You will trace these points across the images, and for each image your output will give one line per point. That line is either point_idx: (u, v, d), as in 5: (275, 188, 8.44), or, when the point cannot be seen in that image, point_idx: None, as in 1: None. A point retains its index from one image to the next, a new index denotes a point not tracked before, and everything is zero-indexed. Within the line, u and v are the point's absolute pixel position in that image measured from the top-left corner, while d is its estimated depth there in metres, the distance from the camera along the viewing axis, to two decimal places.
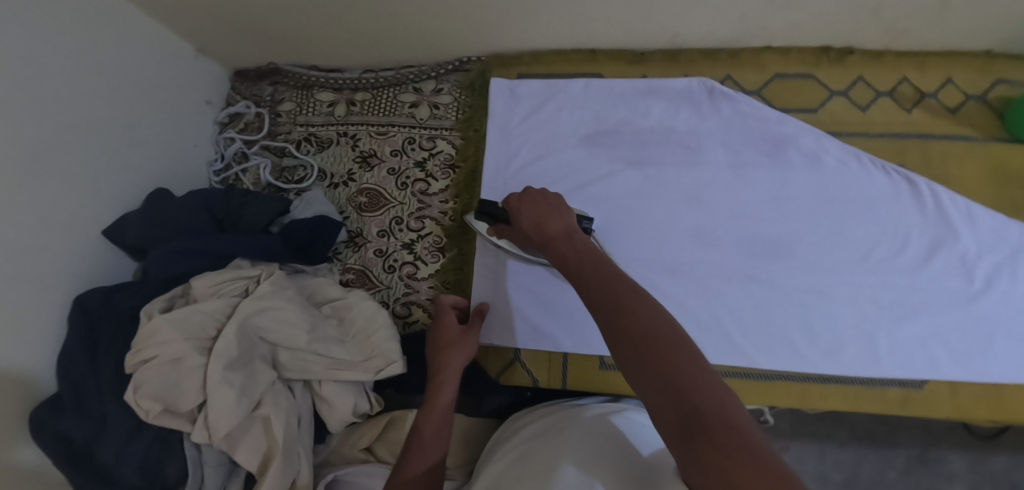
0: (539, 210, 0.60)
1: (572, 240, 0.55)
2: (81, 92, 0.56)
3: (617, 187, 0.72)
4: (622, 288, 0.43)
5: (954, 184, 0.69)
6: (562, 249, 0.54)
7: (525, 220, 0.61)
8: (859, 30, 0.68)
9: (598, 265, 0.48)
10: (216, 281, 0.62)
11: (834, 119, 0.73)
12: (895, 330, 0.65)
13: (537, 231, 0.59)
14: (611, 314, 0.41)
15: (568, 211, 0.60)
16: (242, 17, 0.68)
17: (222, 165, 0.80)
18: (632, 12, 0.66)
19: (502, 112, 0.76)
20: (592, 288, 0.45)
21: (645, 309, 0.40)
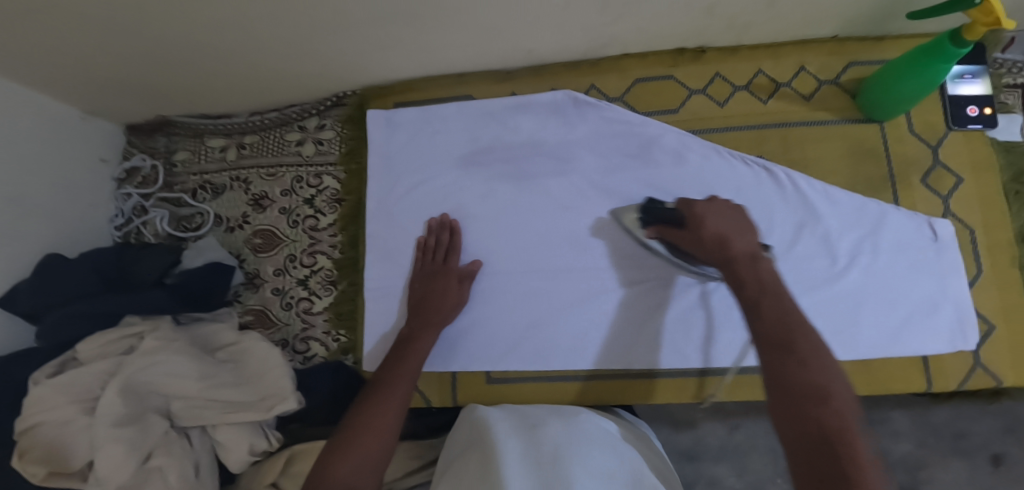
0: (725, 227, 0.58)
1: (755, 263, 0.53)
2: None
3: (493, 198, 0.78)
4: (800, 338, 0.45)
5: (815, 169, 0.74)
6: (745, 272, 0.53)
7: (709, 231, 0.58)
8: (702, 29, 0.71)
9: (777, 299, 0.49)
10: (102, 343, 0.67)
11: (696, 117, 0.77)
12: None
13: (717, 245, 0.57)
14: (780, 353, 0.45)
15: (756, 234, 0.58)
16: (126, 79, 0.77)
17: (123, 220, 0.90)
18: (476, 34, 0.71)
19: (383, 139, 0.82)
20: (768, 320, 0.48)
21: (824, 365, 0.43)
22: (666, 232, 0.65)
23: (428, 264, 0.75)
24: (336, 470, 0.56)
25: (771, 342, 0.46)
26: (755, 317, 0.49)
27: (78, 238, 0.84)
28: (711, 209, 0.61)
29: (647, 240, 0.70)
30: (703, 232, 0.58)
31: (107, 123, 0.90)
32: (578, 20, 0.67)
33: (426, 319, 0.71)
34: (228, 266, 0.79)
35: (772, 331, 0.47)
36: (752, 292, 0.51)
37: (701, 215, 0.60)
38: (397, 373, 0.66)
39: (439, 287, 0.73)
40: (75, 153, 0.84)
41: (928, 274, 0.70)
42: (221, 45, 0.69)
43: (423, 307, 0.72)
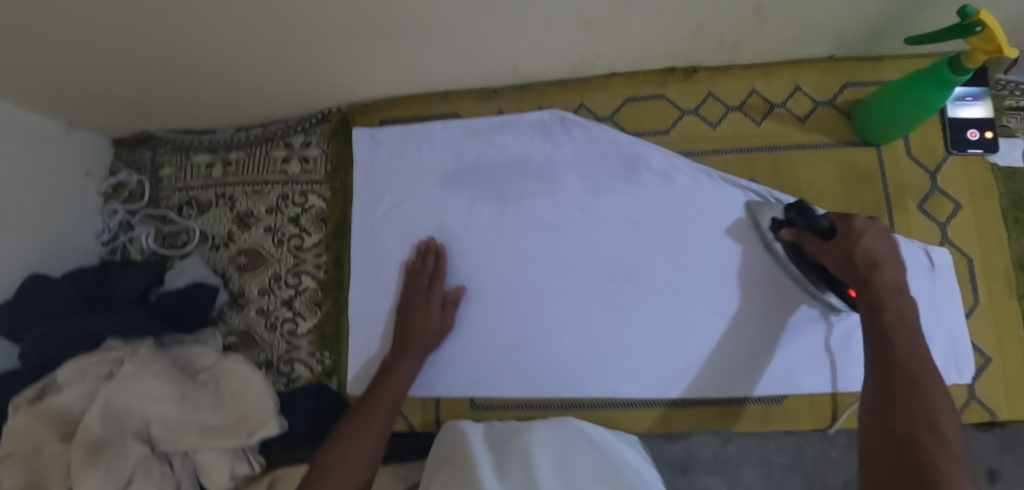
0: (884, 249, 0.53)
1: (900, 295, 0.51)
2: None
3: (478, 220, 0.76)
4: (931, 384, 0.46)
5: (807, 194, 0.72)
6: (888, 301, 0.51)
7: (860, 249, 0.53)
8: (694, 50, 0.69)
9: (914, 345, 0.49)
10: (77, 370, 0.65)
11: (687, 138, 0.75)
12: (762, 343, 0.70)
13: (867, 266, 0.52)
14: (891, 413, 0.45)
15: (901, 260, 0.54)
16: (107, 96, 0.76)
17: (109, 236, 0.89)
18: (461, 52, 0.69)
19: (368, 158, 0.80)
20: (900, 361, 0.48)
21: (942, 404, 0.45)
22: (806, 240, 0.60)
23: (411, 287, 0.74)
24: None
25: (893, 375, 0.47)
26: (887, 355, 0.49)
27: (64, 254, 0.82)
28: (871, 229, 0.54)
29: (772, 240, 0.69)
30: (855, 247, 0.54)
31: (93, 135, 0.88)
32: (566, 38, 0.65)
33: (404, 349, 0.71)
34: (213, 287, 0.79)
35: (903, 372, 0.47)
36: (890, 334, 0.50)
37: (860, 235, 0.54)
38: (375, 400, 0.67)
39: (420, 315, 0.71)
40: (58, 166, 0.81)
41: (924, 302, 0.67)
42: (200, 60, 0.67)
43: (402, 332, 0.72)
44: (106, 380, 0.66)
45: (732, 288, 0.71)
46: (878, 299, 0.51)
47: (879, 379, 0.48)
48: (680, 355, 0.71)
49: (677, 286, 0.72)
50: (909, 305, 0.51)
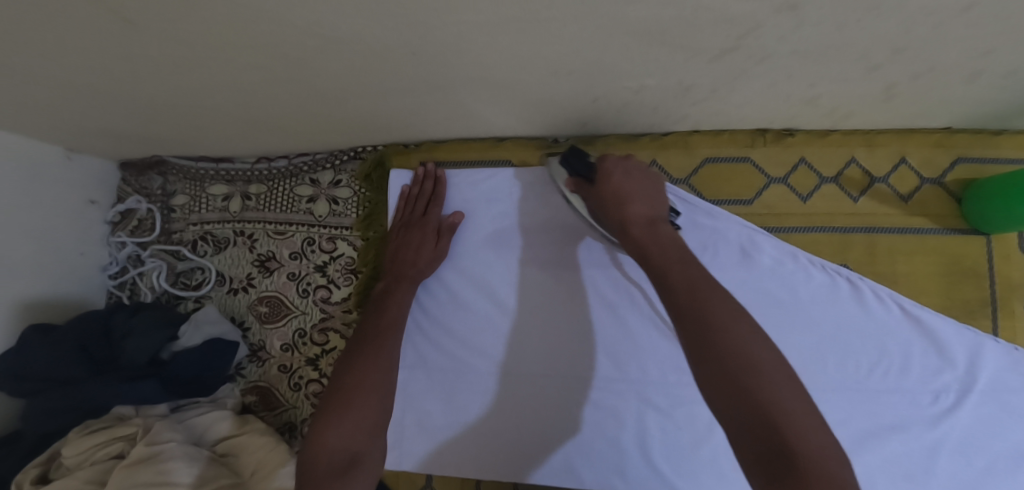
0: (633, 189, 0.55)
1: (653, 228, 0.50)
2: None
3: (527, 286, 0.69)
4: (716, 297, 0.41)
5: (903, 285, 0.64)
6: (644, 238, 0.50)
7: (610, 189, 0.55)
8: (793, 116, 0.60)
9: (684, 264, 0.45)
10: (85, 448, 0.60)
11: (770, 211, 0.66)
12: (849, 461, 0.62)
13: (618, 207, 0.54)
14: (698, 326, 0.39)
15: (660, 201, 0.55)
16: (116, 125, 0.68)
17: (117, 269, 0.81)
18: (524, 105, 0.60)
19: (409, 190, 0.71)
20: (676, 276, 0.43)
21: (730, 318, 0.39)
22: (582, 190, 0.61)
23: (406, 214, 0.71)
24: (325, 440, 0.51)
25: (679, 306, 0.41)
26: (665, 285, 0.44)
27: (66, 296, 0.76)
28: (620, 169, 0.57)
29: (568, 194, 0.64)
30: (606, 190, 0.56)
31: (97, 158, 0.79)
32: (651, 100, 0.56)
33: (396, 274, 0.67)
34: (231, 342, 0.72)
35: (681, 300, 0.41)
36: (654, 256, 0.47)
37: (609, 175, 0.56)
38: (382, 324, 0.63)
39: (413, 241, 0.68)
40: (57, 199, 0.73)
41: (1020, 421, 0.61)
42: (222, 94, 0.59)
43: (396, 257, 0.68)
44: (117, 461, 0.60)
45: None
46: (632, 246, 0.51)
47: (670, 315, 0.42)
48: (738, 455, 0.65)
49: None
50: (667, 231, 0.50)
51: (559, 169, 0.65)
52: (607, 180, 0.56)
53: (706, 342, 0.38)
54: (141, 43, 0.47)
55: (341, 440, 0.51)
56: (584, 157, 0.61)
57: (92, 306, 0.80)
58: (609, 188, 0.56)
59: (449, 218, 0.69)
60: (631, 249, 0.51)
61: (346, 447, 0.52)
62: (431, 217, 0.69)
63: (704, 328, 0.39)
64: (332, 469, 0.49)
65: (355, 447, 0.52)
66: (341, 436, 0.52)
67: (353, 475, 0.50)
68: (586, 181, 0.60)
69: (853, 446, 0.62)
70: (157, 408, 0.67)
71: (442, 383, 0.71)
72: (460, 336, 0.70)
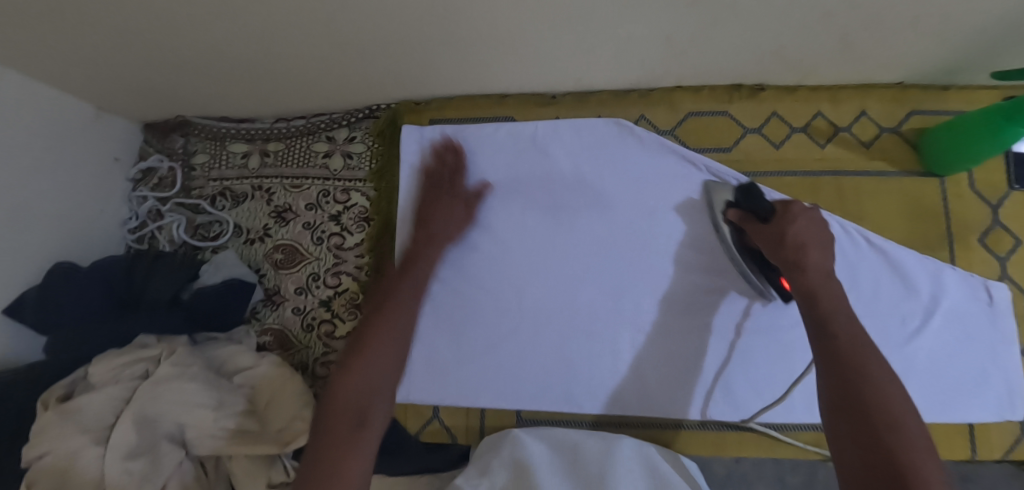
0: (810, 234, 0.60)
1: (829, 281, 0.56)
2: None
3: (572, 239, 0.74)
4: (873, 362, 0.48)
5: (868, 222, 0.71)
6: (818, 288, 0.55)
7: (790, 231, 0.60)
8: (763, 70, 0.68)
9: (852, 324, 0.52)
10: (114, 367, 0.63)
11: (748, 157, 0.74)
12: None
13: (794, 248, 0.58)
14: (850, 370, 0.48)
15: (830, 250, 0.59)
16: (147, 81, 0.73)
17: (137, 223, 0.86)
18: (527, 60, 0.67)
19: (438, 147, 0.77)
20: (841, 335, 0.51)
21: (885, 378, 0.47)
22: (746, 223, 0.65)
23: (436, 170, 0.76)
24: (353, 375, 0.57)
25: (836, 355, 0.50)
26: (829, 335, 0.51)
27: (87, 243, 0.79)
28: (805, 216, 0.61)
29: (721, 222, 0.69)
30: (786, 229, 0.60)
31: (122, 119, 0.84)
32: (638, 52, 0.64)
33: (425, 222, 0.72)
34: (249, 284, 0.76)
35: (840, 348, 0.50)
36: (823, 305, 0.54)
37: (795, 216, 0.60)
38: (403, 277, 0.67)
39: (440, 197, 0.73)
40: (84, 152, 0.78)
41: (979, 342, 0.67)
42: (253, 52, 0.65)
43: (425, 210, 0.73)
44: (142, 380, 0.63)
45: (687, 243, 0.72)
46: (801, 285, 0.56)
47: (824, 355, 0.51)
48: (727, 380, 0.71)
49: (727, 313, 0.70)
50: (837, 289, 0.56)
51: (724, 193, 0.70)
52: (792, 220, 0.60)
53: (845, 391, 0.47)
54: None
55: (363, 382, 0.57)
56: (765, 200, 0.65)
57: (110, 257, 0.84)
58: (795, 230, 0.59)
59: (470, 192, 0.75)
60: (798, 288, 0.56)
61: (371, 381, 0.57)
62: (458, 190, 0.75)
63: (857, 375, 0.47)
64: (343, 408, 0.54)
65: (381, 385, 0.58)
66: (365, 378, 0.57)
67: (366, 427, 0.53)
68: (756, 216, 0.64)
69: None
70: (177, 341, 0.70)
71: (450, 318, 0.75)
72: (466, 275, 0.75)
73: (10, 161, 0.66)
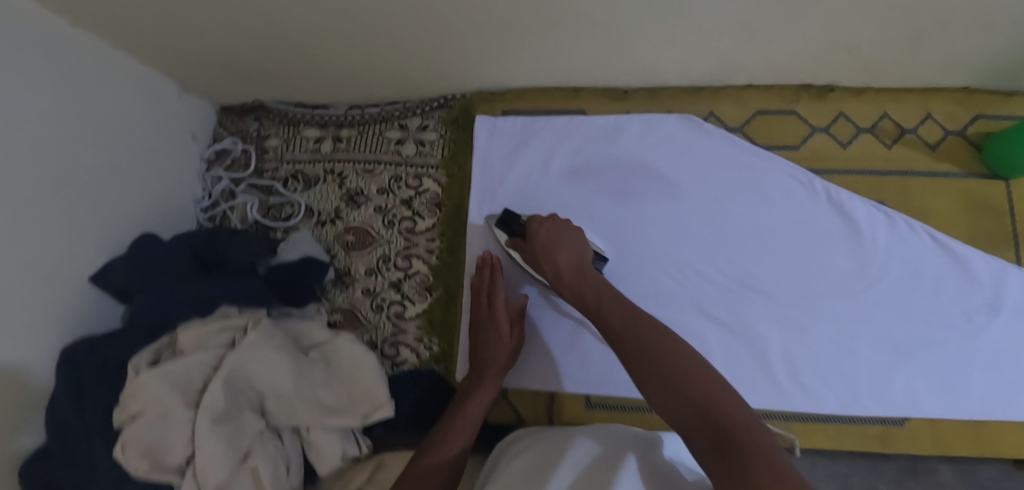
0: (551, 238, 0.66)
1: (580, 273, 0.62)
2: (90, 137, 0.66)
3: (660, 306, 0.71)
4: (652, 329, 0.51)
5: (934, 220, 0.72)
6: (586, 282, 0.61)
7: (553, 261, 0.64)
8: (836, 70, 0.71)
9: (615, 299, 0.57)
10: (202, 333, 0.64)
11: (815, 155, 0.76)
12: (893, 372, 0.68)
13: (548, 257, 0.65)
14: (641, 352, 0.49)
15: (582, 254, 0.65)
16: (235, 62, 0.75)
17: (210, 202, 0.88)
18: (610, 53, 0.69)
19: (503, 145, 0.80)
20: (615, 314, 0.55)
21: (673, 345, 0.49)
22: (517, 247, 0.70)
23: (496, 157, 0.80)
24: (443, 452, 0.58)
25: (625, 339, 0.52)
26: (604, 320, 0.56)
27: (165, 218, 0.81)
28: (546, 226, 0.68)
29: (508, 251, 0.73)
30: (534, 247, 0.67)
31: (201, 101, 0.87)
32: (723, 47, 0.66)
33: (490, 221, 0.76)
34: (324, 262, 0.78)
35: (621, 332, 0.53)
36: (590, 298, 0.59)
37: (535, 231, 0.67)
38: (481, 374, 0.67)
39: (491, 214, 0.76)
40: (167, 129, 0.80)
41: None
42: (344, 37, 0.67)
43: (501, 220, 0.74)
44: (229, 348, 0.64)
45: (755, 234, 0.73)
46: (568, 291, 0.62)
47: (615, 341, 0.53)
48: (797, 368, 0.69)
49: (797, 303, 0.70)
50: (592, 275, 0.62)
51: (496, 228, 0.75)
52: (534, 235, 0.67)
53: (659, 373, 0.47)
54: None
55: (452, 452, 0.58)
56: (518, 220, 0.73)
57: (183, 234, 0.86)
58: (540, 241, 0.66)
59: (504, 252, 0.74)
60: (570, 295, 0.62)
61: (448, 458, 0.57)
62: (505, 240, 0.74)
63: (637, 349, 0.50)
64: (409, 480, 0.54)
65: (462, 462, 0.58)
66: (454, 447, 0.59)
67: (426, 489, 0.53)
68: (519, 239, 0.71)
69: (895, 360, 0.68)
70: None
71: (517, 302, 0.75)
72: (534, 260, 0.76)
73: (104, 132, 0.68)
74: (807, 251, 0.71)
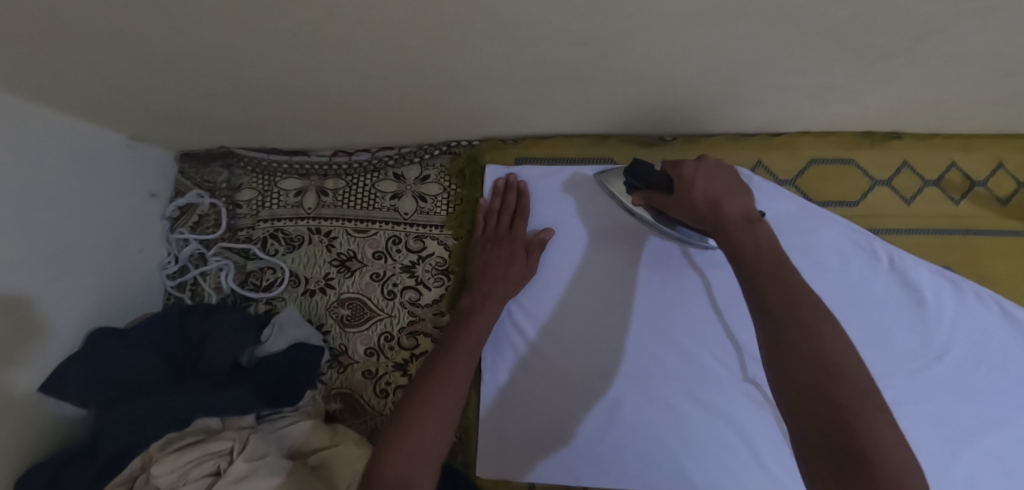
0: (719, 186, 0.51)
1: (751, 229, 0.46)
2: (16, 220, 0.54)
3: (817, 283, 0.64)
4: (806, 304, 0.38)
5: (1002, 286, 0.65)
6: (742, 238, 0.44)
7: (697, 195, 0.51)
8: (908, 119, 0.61)
9: (779, 263, 0.41)
10: (178, 465, 0.54)
11: (875, 212, 0.67)
12: (956, 458, 0.62)
13: (708, 208, 0.50)
14: (786, 315, 0.37)
15: (746, 196, 0.51)
16: (194, 111, 0.62)
17: (177, 268, 0.75)
18: (650, 104, 0.58)
19: (487, 204, 0.69)
20: (770, 281, 0.40)
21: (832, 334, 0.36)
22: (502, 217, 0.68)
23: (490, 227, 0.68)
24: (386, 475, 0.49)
25: (773, 303, 0.38)
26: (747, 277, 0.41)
27: (124, 295, 0.70)
28: (705, 173, 0.53)
29: (632, 206, 0.66)
30: (692, 196, 0.52)
31: (157, 148, 0.74)
32: (785, 99, 0.55)
33: (487, 293, 0.64)
34: (317, 347, 0.67)
35: (762, 293, 0.39)
36: (748, 253, 0.43)
37: (693, 180, 0.52)
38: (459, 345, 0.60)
39: (503, 255, 0.66)
40: (117, 191, 0.68)
41: None
42: (328, 86, 0.55)
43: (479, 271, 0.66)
44: (211, 480, 0.54)
45: None
46: (723, 242, 0.46)
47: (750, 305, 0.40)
48: None
49: None
50: (764, 233, 0.45)
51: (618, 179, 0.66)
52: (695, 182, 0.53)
53: (788, 338, 0.36)
54: (273, 21, 0.42)
55: (433, 436, 0.52)
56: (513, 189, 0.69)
57: (148, 308, 0.74)
58: (698, 192, 0.51)
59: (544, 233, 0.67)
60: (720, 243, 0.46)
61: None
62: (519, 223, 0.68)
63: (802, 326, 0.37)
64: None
65: None
66: (433, 433, 0.53)
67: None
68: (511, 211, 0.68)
69: (959, 446, 0.62)
70: (244, 420, 0.61)
71: (540, 388, 0.67)
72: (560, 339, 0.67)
73: (34, 208, 0.56)
74: (867, 325, 0.64)
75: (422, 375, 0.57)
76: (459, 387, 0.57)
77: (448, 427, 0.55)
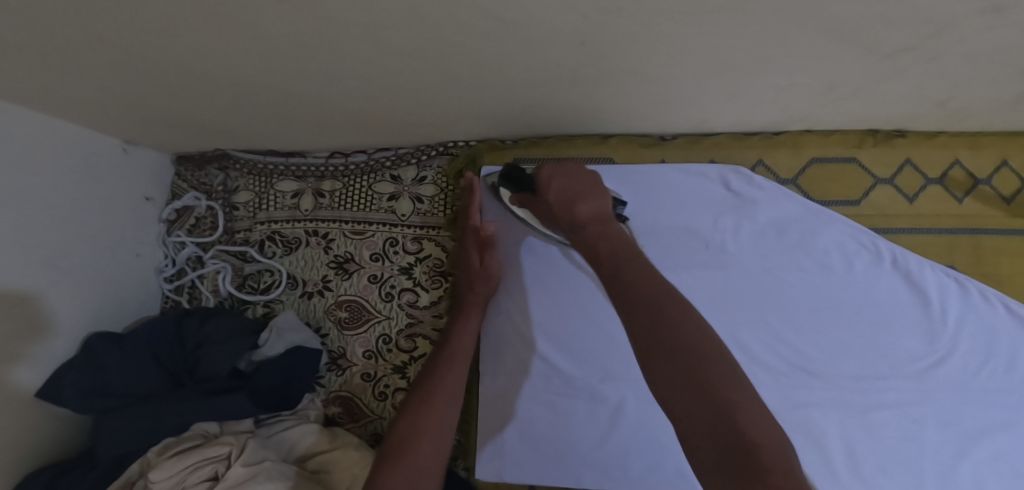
0: (578, 186, 0.60)
1: (603, 225, 0.56)
2: (11, 227, 0.53)
3: (731, 282, 0.65)
4: (668, 301, 0.47)
5: (1008, 286, 0.65)
6: (596, 236, 0.55)
7: (553, 193, 0.60)
8: (913, 118, 0.60)
9: (633, 259, 0.52)
10: (176, 471, 0.54)
11: (879, 211, 0.66)
12: (961, 460, 0.62)
13: (565, 209, 0.58)
14: (648, 315, 0.46)
15: (607, 196, 0.60)
16: (189, 115, 0.62)
17: (174, 271, 0.75)
18: (651, 104, 0.57)
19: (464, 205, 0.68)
20: (626, 271, 0.50)
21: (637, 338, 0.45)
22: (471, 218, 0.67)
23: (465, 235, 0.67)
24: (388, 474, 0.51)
25: (630, 307, 0.48)
26: (620, 280, 0.50)
27: (122, 300, 0.69)
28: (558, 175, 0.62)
29: (516, 209, 0.67)
30: (546, 196, 0.61)
31: (153, 151, 0.74)
32: (787, 99, 0.55)
33: (466, 301, 0.65)
34: (315, 350, 0.67)
35: (636, 294, 0.48)
36: (604, 254, 0.53)
37: (548, 179, 0.61)
38: (449, 355, 0.62)
39: (473, 260, 0.65)
40: (112, 195, 0.67)
41: None
42: (325, 89, 0.54)
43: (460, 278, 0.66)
44: (211, 485, 0.54)
45: (811, 307, 0.64)
46: (581, 243, 0.56)
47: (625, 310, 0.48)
48: (857, 453, 0.63)
49: (856, 386, 0.63)
50: (614, 230, 0.57)
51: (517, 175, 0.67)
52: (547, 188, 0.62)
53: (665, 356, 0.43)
54: (265, 23, 0.41)
55: (430, 451, 0.55)
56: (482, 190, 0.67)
57: (146, 311, 0.74)
58: (553, 194, 0.60)
59: (485, 230, 0.66)
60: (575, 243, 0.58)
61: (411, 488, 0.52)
62: (471, 224, 0.66)
63: (666, 323, 0.45)
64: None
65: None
66: (430, 447, 0.55)
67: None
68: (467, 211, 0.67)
69: (964, 447, 0.62)
70: (243, 425, 0.61)
71: (544, 394, 0.67)
72: (561, 343, 0.67)
73: (27, 213, 0.56)
74: (871, 326, 0.63)
75: (413, 395, 0.59)
76: (451, 399, 0.59)
77: (445, 435, 0.57)
